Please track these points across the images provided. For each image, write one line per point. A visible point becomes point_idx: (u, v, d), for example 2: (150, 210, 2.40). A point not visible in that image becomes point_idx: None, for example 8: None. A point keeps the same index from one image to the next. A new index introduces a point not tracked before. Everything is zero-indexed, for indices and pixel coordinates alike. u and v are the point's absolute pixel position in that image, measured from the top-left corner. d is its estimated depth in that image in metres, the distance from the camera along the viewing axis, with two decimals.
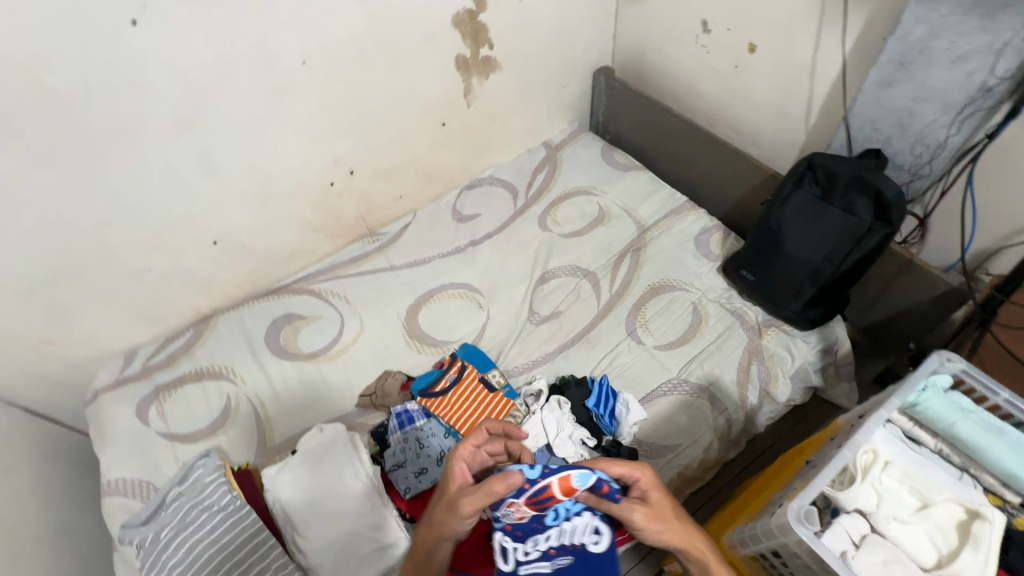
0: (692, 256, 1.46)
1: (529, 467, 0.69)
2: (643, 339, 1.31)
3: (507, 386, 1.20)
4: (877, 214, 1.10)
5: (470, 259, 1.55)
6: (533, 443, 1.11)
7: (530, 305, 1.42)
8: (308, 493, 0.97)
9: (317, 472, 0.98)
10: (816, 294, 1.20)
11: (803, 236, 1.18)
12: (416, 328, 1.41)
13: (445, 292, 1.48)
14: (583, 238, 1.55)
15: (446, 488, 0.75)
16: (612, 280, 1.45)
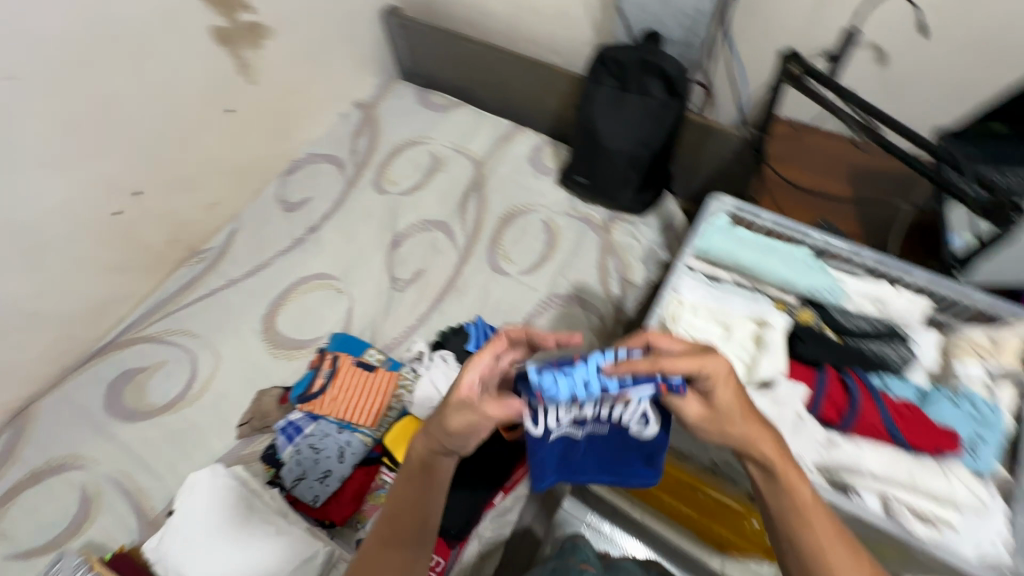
0: (531, 177, 1.48)
1: (599, 362, 0.59)
2: (507, 270, 1.34)
3: (388, 360, 1.18)
4: (669, 91, 1.18)
5: (314, 247, 1.44)
6: (429, 405, 1.09)
7: (391, 274, 1.37)
8: (200, 545, 0.90)
9: (205, 520, 0.93)
10: (641, 178, 1.29)
11: (615, 127, 1.23)
12: (279, 336, 1.30)
13: (298, 289, 1.37)
14: (423, 191, 1.50)
15: (460, 404, 0.65)
16: (463, 223, 1.43)
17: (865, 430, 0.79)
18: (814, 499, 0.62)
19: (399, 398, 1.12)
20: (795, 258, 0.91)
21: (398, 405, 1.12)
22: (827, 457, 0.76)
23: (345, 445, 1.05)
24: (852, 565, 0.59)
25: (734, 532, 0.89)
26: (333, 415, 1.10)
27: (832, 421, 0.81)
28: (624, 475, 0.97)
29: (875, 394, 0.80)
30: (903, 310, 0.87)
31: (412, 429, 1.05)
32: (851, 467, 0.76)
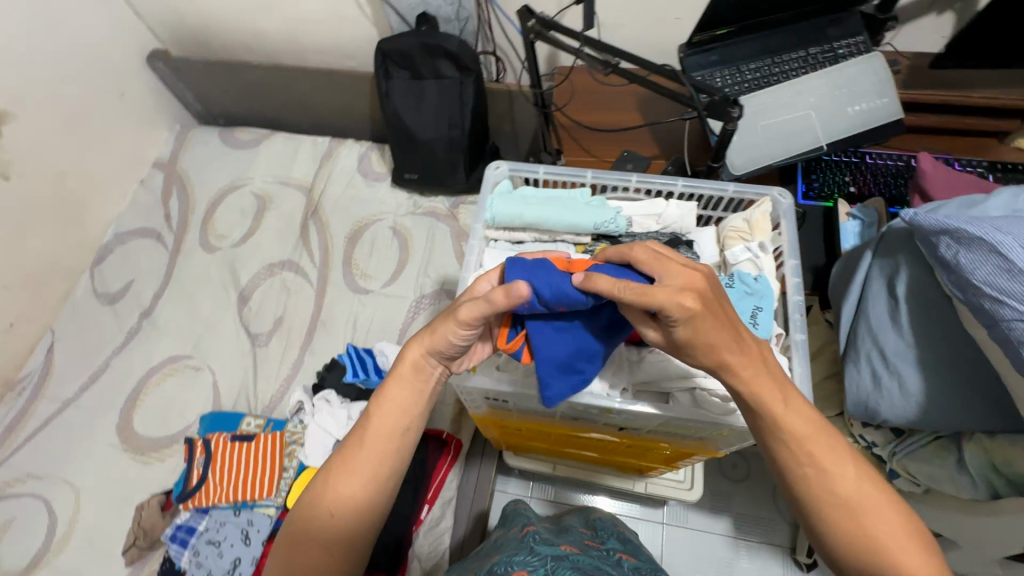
0: (366, 187, 1.44)
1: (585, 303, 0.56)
2: (369, 288, 1.30)
3: (271, 422, 1.10)
4: (460, 68, 1.17)
5: (155, 332, 1.30)
6: (325, 450, 1.04)
7: (249, 332, 1.27)
8: None
9: None
10: (467, 159, 1.28)
11: (423, 118, 1.23)
12: (143, 440, 1.17)
13: (150, 383, 1.23)
14: (258, 235, 1.40)
15: (452, 310, 0.57)
16: (311, 254, 1.36)
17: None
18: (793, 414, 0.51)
19: (292, 455, 1.04)
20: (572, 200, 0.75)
21: (293, 463, 1.03)
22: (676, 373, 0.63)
23: (248, 525, 0.98)
24: (851, 476, 0.50)
25: (638, 458, 0.91)
26: (223, 500, 0.99)
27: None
28: (526, 447, 0.98)
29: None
30: (681, 220, 0.74)
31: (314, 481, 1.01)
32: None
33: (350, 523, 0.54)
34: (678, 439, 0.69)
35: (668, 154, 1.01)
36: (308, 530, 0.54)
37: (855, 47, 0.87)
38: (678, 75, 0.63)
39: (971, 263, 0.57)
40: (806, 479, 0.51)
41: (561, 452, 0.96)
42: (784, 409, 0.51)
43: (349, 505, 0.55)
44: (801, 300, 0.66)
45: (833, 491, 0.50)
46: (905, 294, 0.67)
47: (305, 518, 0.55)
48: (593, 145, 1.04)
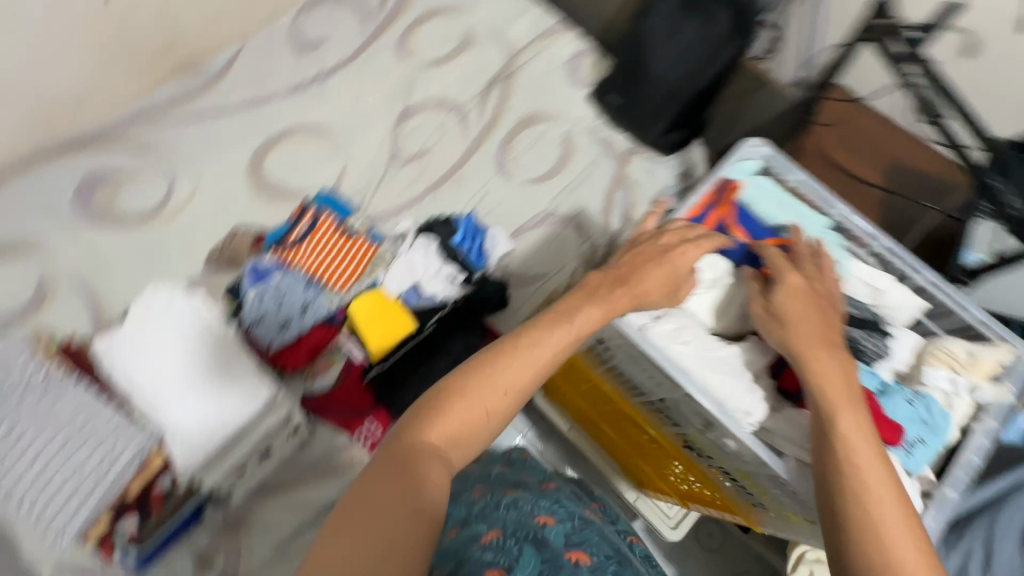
0: (564, 83, 1.38)
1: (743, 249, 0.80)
2: (512, 175, 1.28)
3: (371, 231, 1.14)
4: (737, 26, 1.07)
5: (318, 96, 1.34)
6: (401, 284, 1.09)
7: (391, 146, 1.29)
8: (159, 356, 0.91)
9: (166, 338, 0.92)
10: (675, 116, 1.21)
11: (666, 52, 1.13)
12: (264, 178, 1.24)
13: (294, 136, 1.30)
14: (447, 67, 1.38)
15: (621, 280, 0.70)
16: (480, 113, 1.34)
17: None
18: (834, 376, 0.61)
19: (374, 271, 1.10)
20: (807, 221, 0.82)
21: (371, 277, 1.10)
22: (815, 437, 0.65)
23: (310, 301, 1.04)
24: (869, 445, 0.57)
25: (656, 473, 0.98)
26: (304, 267, 1.07)
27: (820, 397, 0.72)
28: (571, 401, 1.03)
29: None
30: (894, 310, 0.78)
31: (379, 303, 1.05)
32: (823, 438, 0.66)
33: (507, 404, 0.62)
34: (720, 476, 0.79)
35: None
36: (477, 404, 0.60)
37: None
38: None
39: None
40: (842, 447, 0.57)
41: (596, 425, 1.04)
42: (818, 373, 0.61)
43: (518, 383, 0.62)
44: (976, 462, 0.70)
45: (847, 456, 0.56)
46: None
47: (476, 386, 0.61)
48: None
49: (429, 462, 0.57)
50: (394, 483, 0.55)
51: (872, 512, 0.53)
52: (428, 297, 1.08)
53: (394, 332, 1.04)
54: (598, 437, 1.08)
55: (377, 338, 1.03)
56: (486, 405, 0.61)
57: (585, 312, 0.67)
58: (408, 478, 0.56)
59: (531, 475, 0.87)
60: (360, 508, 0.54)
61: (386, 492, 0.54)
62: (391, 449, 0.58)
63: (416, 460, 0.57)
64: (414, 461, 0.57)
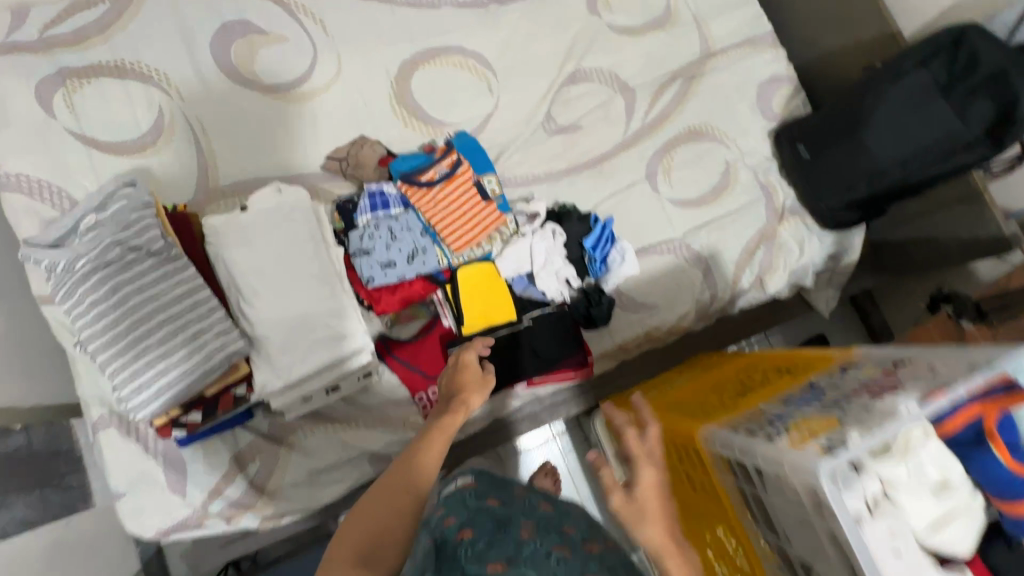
0: (748, 107, 1.23)
1: None
2: (659, 188, 1.17)
3: (501, 198, 1.03)
4: (989, 127, 0.91)
5: (489, 20, 1.18)
6: (514, 268, 1.01)
7: (547, 108, 1.17)
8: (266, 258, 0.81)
9: (280, 240, 0.82)
10: (864, 197, 1.06)
11: (891, 127, 0.98)
12: (406, 93, 1.13)
13: (449, 58, 1.15)
14: (633, 40, 1.23)
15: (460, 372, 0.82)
16: (649, 106, 1.21)
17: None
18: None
19: (491, 242, 1.01)
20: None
21: (485, 248, 1.01)
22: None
23: (421, 250, 0.98)
24: None
25: None
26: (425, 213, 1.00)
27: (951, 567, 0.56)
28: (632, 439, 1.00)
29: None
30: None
31: (485, 278, 1.00)
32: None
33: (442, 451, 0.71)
34: None
35: None
36: (442, 445, 0.71)
37: None
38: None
39: None
40: None
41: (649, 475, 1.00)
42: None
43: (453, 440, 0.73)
44: None
45: None
46: None
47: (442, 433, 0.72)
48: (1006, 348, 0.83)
49: (422, 462, 0.68)
50: (395, 487, 0.65)
51: None
52: (535, 291, 1.02)
53: (489, 315, 0.99)
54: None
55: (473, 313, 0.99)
56: (454, 423, 0.74)
57: (463, 387, 0.79)
58: (408, 485, 0.65)
59: (573, 525, 0.80)
60: (373, 504, 0.63)
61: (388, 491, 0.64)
62: (388, 473, 0.67)
63: (409, 467, 0.67)
64: (409, 468, 0.67)
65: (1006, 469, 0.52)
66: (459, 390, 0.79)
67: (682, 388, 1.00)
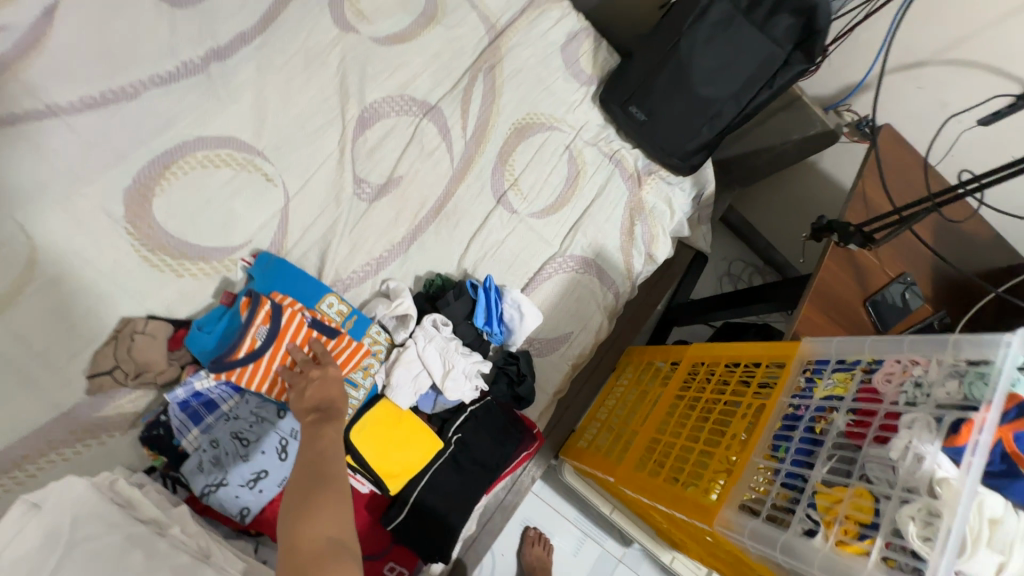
0: (561, 77, 1.10)
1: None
2: (518, 208, 1.02)
3: (354, 315, 0.82)
4: (796, 40, 0.89)
5: (222, 91, 0.88)
6: (413, 391, 0.82)
7: (351, 170, 0.93)
8: None
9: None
10: (710, 139, 1.03)
11: (713, 66, 0.93)
12: (155, 232, 0.80)
13: (193, 158, 0.84)
14: (411, 46, 1.00)
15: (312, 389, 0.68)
16: (463, 119, 1.02)
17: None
18: None
19: (370, 373, 0.81)
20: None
21: (368, 382, 0.81)
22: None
23: (289, 437, 0.74)
24: None
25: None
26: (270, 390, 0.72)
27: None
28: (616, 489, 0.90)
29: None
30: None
31: (387, 423, 0.80)
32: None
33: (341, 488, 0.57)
34: None
35: (938, 302, 0.89)
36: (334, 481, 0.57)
37: None
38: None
39: None
40: None
41: (658, 521, 0.87)
42: None
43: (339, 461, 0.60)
44: None
45: None
46: None
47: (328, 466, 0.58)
48: (886, 252, 0.88)
49: (312, 518, 0.52)
50: (306, 550, 0.50)
51: None
52: (447, 399, 0.84)
53: (414, 460, 0.80)
54: (657, 526, 0.94)
55: (392, 469, 0.79)
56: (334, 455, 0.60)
57: (327, 393, 0.68)
58: (314, 542, 0.51)
59: None
60: None
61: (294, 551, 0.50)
62: (281, 551, 0.50)
63: (308, 527, 0.52)
64: (308, 523, 0.52)
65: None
66: (331, 398, 0.67)
67: (637, 421, 0.89)
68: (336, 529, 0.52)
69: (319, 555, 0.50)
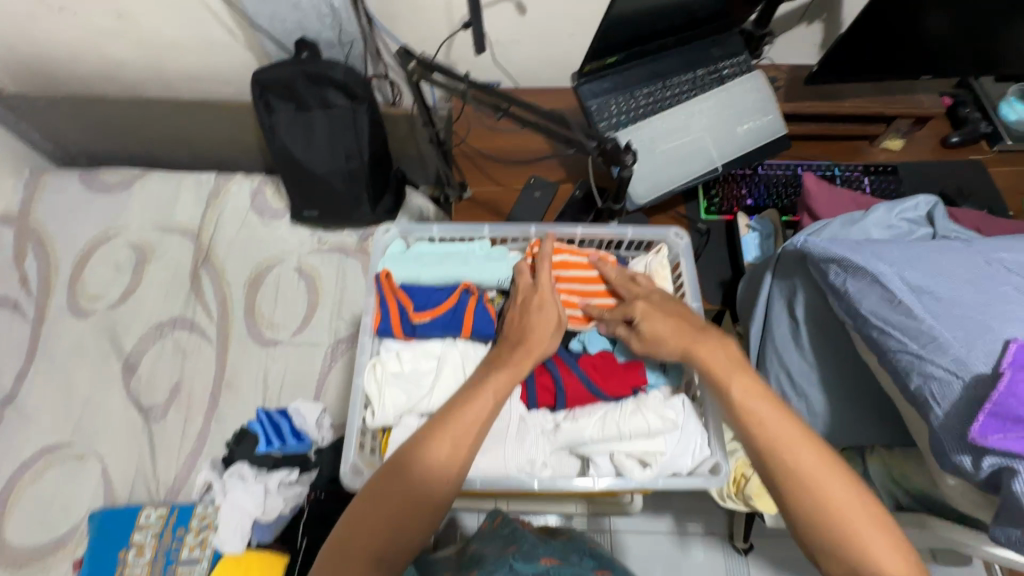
0: (262, 225, 1.31)
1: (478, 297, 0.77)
2: (278, 338, 1.19)
3: (176, 507, 0.98)
4: (347, 96, 1.08)
5: (23, 421, 1.11)
6: (242, 531, 0.95)
7: (139, 406, 1.12)
8: None
9: None
10: (370, 189, 1.19)
11: (315, 152, 1.13)
12: (18, 551, 1.00)
13: (22, 480, 1.06)
14: (141, 290, 1.24)
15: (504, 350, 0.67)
16: (206, 308, 1.23)
17: (573, 399, 0.72)
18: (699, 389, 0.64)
19: (205, 544, 0.96)
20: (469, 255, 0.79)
21: (207, 551, 0.95)
22: (555, 444, 0.69)
23: None
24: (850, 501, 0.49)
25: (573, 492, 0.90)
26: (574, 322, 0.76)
27: (549, 406, 0.74)
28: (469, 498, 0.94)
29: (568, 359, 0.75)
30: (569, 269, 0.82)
31: (232, 568, 0.93)
32: (576, 441, 0.69)
33: (447, 471, 0.56)
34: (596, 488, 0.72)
35: (573, 174, 0.99)
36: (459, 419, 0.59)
37: (738, 66, 0.89)
38: (570, 127, 0.61)
39: (857, 292, 0.57)
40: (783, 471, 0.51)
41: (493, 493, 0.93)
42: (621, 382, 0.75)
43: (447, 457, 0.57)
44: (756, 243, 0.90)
45: (812, 491, 0.50)
46: (804, 317, 0.67)
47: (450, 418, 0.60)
48: (503, 175, 1.00)
49: (434, 440, 0.58)
50: (422, 465, 0.56)
51: (828, 515, 0.48)
52: (275, 518, 0.97)
53: None
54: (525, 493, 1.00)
55: None
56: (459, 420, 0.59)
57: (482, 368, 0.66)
58: (421, 463, 0.56)
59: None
60: (394, 476, 0.55)
61: (397, 471, 0.55)
62: (410, 452, 0.57)
63: (431, 436, 0.58)
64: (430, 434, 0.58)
65: (428, 323, 0.75)
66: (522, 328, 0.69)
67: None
68: (444, 453, 0.57)
69: (416, 476, 0.55)
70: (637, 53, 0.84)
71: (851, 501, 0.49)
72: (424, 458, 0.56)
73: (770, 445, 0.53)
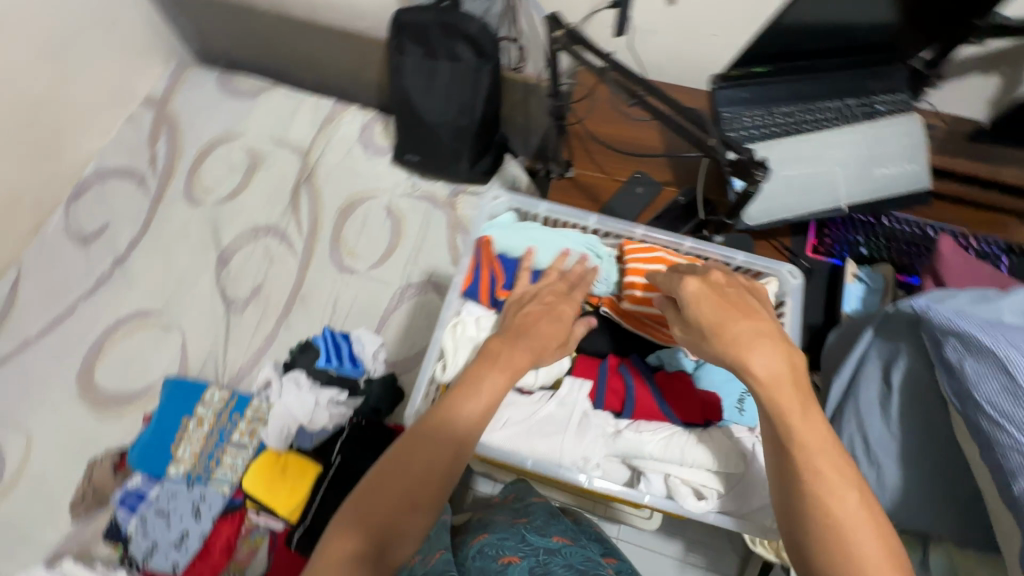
0: (365, 159, 1.37)
1: None
2: (355, 268, 1.25)
3: (236, 395, 1.07)
4: (477, 53, 1.10)
5: (127, 285, 1.24)
6: (287, 433, 1.02)
7: (223, 297, 1.22)
8: None
9: None
10: (472, 148, 1.22)
11: (432, 101, 1.17)
12: (101, 394, 1.13)
13: (116, 335, 1.19)
14: (247, 193, 1.34)
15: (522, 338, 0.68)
16: (298, 224, 1.30)
17: (641, 412, 0.76)
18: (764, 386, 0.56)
19: (255, 434, 1.04)
20: (572, 247, 0.83)
21: (256, 440, 1.04)
22: (611, 450, 0.74)
23: (200, 500, 0.98)
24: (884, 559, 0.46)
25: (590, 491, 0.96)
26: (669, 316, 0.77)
27: (614, 411, 0.78)
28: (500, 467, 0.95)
29: (647, 375, 0.79)
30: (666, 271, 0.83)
31: (272, 463, 1.00)
32: (634, 453, 0.73)
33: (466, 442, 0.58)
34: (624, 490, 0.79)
35: (679, 180, 0.97)
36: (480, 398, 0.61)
37: (892, 105, 0.83)
38: (706, 127, 0.59)
39: (975, 373, 0.53)
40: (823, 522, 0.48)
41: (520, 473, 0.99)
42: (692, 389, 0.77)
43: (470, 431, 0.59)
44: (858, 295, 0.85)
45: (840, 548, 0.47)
46: (898, 383, 0.63)
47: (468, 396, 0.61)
48: (609, 164, 0.99)
49: (458, 410, 0.60)
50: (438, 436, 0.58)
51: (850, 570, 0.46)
52: (320, 430, 1.04)
53: (298, 486, 0.99)
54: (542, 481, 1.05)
55: (284, 499, 0.98)
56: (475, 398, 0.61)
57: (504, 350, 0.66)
58: (446, 433, 0.58)
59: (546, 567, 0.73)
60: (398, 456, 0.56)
61: (411, 440, 0.57)
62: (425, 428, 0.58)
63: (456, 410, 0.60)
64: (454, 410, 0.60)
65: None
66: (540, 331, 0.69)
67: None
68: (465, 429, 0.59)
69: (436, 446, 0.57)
70: (789, 69, 0.79)
71: (863, 525, 0.47)
72: (445, 425, 0.59)
73: (797, 446, 0.52)
